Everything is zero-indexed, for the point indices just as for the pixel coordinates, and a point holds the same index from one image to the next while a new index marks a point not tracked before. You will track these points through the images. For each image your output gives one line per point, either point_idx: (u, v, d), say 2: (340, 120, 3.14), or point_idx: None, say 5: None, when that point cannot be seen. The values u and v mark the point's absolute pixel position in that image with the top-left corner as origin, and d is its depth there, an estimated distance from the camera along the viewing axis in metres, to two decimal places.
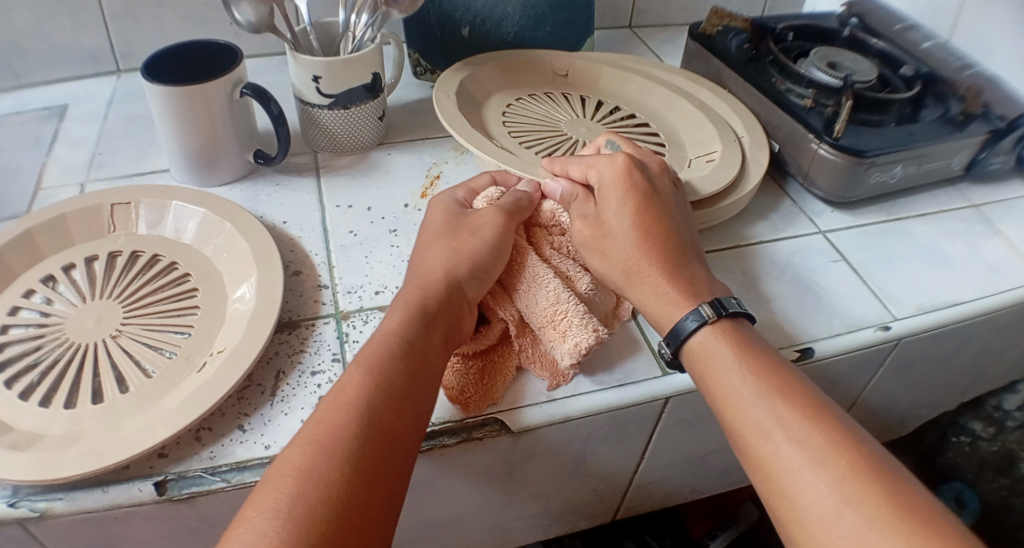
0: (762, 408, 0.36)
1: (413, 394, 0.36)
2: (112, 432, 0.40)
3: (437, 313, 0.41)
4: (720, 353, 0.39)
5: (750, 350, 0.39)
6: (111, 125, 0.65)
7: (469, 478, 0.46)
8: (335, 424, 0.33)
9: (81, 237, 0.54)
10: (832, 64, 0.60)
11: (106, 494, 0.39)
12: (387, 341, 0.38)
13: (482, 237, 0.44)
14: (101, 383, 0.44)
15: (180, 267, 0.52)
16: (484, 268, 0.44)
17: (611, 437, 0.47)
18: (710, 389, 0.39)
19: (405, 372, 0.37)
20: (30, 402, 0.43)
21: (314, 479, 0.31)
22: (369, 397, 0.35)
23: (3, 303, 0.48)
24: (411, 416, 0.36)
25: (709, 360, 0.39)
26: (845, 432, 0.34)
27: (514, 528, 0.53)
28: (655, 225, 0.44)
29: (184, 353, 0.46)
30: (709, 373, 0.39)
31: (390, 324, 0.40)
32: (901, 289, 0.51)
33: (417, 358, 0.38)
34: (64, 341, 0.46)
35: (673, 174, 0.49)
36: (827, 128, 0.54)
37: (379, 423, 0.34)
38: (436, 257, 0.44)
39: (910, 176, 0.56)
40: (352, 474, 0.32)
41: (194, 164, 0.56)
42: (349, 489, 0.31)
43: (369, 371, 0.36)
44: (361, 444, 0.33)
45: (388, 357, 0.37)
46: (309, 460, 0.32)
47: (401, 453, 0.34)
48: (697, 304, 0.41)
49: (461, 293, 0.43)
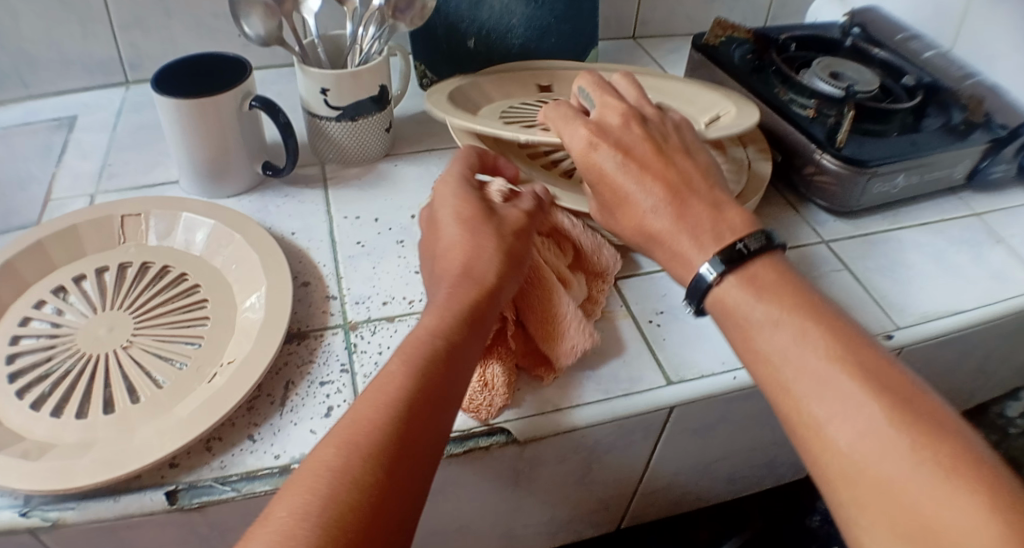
0: (785, 359, 0.34)
1: (447, 399, 0.35)
2: (122, 441, 0.41)
3: (477, 313, 0.39)
4: (743, 297, 0.37)
5: (778, 288, 0.36)
6: (120, 136, 0.66)
7: (477, 486, 0.46)
8: (370, 426, 0.32)
9: (91, 247, 0.54)
10: (835, 74, 0.60)
11: (117, 504, 0.40)
12: (427, 341, 0.37)
13: (513, 238, 0.44)
14: (112, 394, 0.45)
15: (189, 278, 0.52)
16: (516, 262, 0.43)
17: (618, 446, 0.47)
18: (738, 336, 0.37)
19: (441, 375, 0.35)
20: (42, 412, 0.44)
21: (346, 481, 0.29)
22: (406, 400, 0.33)
23: (14, 314, 0.49)
24: (442, 421, 0.34)
25: (734, 308, 0.37)
26: (877, 377, 0.32)
27: (521, 537, 0.53)
28: (668, 181, 0.42)
29: (194, 364, 0.46)
30: (736, 320, 0.37)
31: (427, 322, 0.38)
32: (904, 298, 0.51)
33: (453, 358, 0.36)
34: (75, 351, 0.47)
35: (649, 122, 0.45)
36: (829, 138, 0.54)
37: (412, 426, 0.32)
38: (452, 246, 0.43)
39: (913, 186, 0.56)
40: (384, 477, 0.30)
41: (203, 175, 0.56)
42: (381, 494, 0.30)
43: (412, 370, 0.35)
44: (395, 449, 0.31)
45: (426, 358, 0.36)
46: (340, 462, 0.30)
47: (430, 459, 0.33)
48: (702, 262, 0.39)
49: (498, 291, 0.41)
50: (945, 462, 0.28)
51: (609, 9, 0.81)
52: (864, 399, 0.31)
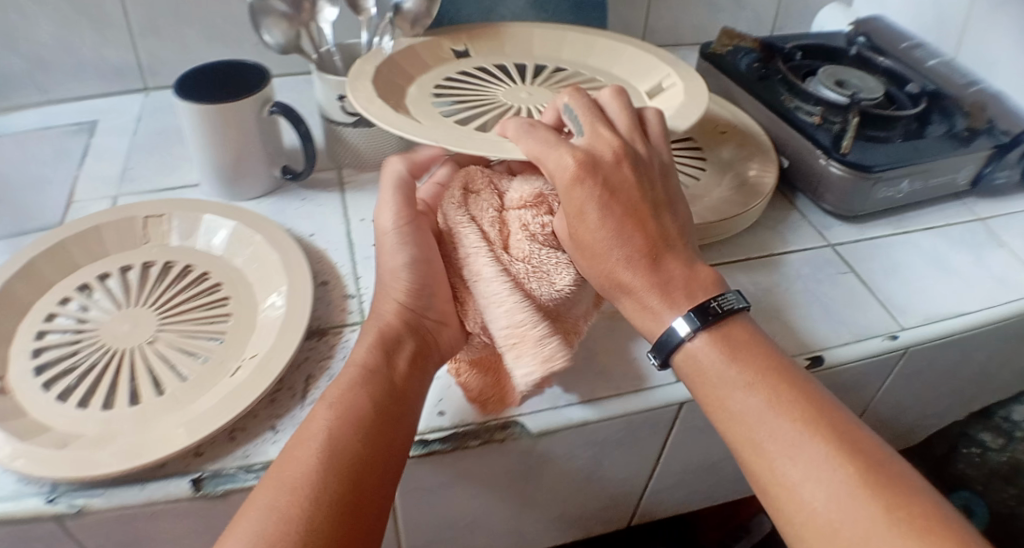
0: (757, 420, 0.35)
1: (380, 426, 0.38)
2: (144, 433, 0.43)
3: (398, 336, 0.42)
4: (710, 363, 0.38)
5: (747, 353, 0.38)
6: (138, 143, 0.66)
7: (489, 481, 0.47)
8: (299, 461, 0.35)
9: (115, 247, 0.56)
10: (840, 82, 0.61)
11: (143, 491, 0.42)
12: (349, 372, 0.40)
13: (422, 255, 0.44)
14: (137, 387, 0.47)
15: (211, 276, 0.54)
16: (427, 288, 0.43)
17: (626, 442, 0.48)
18: (707, 398, 0.38)
19: (370, 404, 0.38)
20: (68, 404, 0.46)
21: (281, 518, 0.33)
22: (338, 430, 0.36)
23: (41, 310, 0.51)
24: (381, 445, 0.37)
25: (701, 370, 0.38)
26: (845, 437, 0.34)
27: (531, 535, 0.54)
28: (636, 229, 0.41)
29: (217, 358, 0.48)
30: (704, 383, 0.38)
31: (353, 355, 0.41)
32: (907, 300, 0.53)
33: (383, 385, 0.39)
34: (101, 346, 0.49)
35: (639, 163, 0.42)
36: (835, 144, 0.55)
37: (344, 454, 0.35)
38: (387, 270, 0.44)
39: (916, 191, 0.58)
40: (322, 508, 0.33)
41: (222, 179, 0.58)
42: (322, 525, 0.33)
43: (334, 404, 0.38)
44: (327, 480, 0.34)
45: (354, 388, 0.39)
46: (275, 500, 0.33)
47: (374, 482, 0.36)
48: (674, 318, 0.39)
49: (419, 318, 0.43)
50: (917, 519, 0.31)
51: (618, 18, 0.83)
52: (835, 460, 0.33)
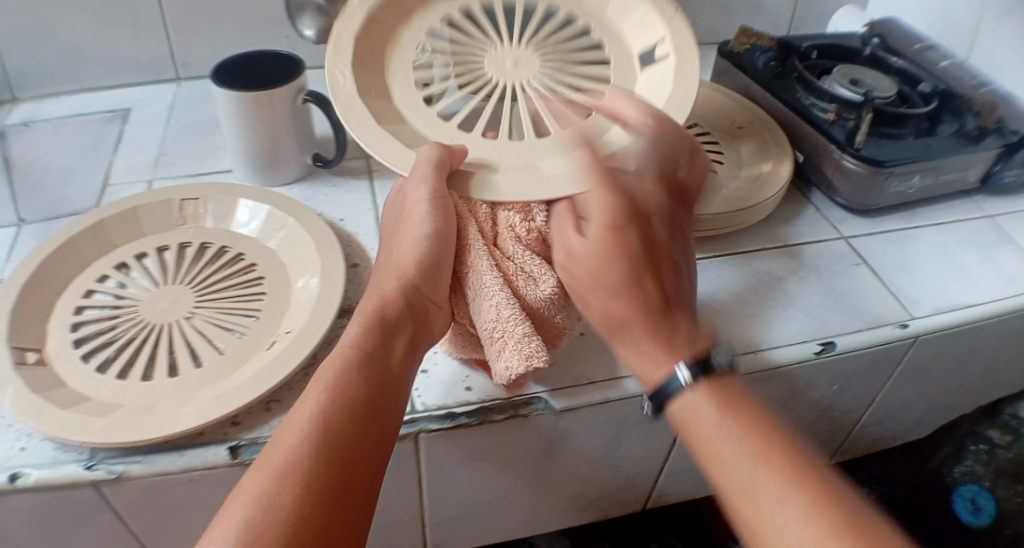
0: (744, 472, 0.33)
1: (372, 416, 0.37)
2: (182, 403, 0.45)
3: (395, 321, 0.42)
4: (701, 411, 0.35)
5: (738, 404, 0.35)
6: (172, 131, 0.68)
7: (512, 457, 0.49)
8: (291, 449, 0.34)
9: (150, 228, 0.57)
10: (855, 81, 0.62)
11: (182, 457, 0.45)
12: (346, 355, 0.39)
13: (423, 230, 0.44)
14: (175, 359, 0.48)
15: (246, 257, 0.55)
16: (435, 265, 0.44)
17: (645, 423, 0.50)
18: (695, 445, 0.36)
19: (365, 392, 0.38)
20: (108, 375, 0.48)
21: (269, 509, 0.32)
22: (333, 417, 0.36)
23: (79, 287, 0.53)
24: (372, 435, 0.36)
25: (691, 417, 0.36)
26: (835, 504, 0.31)
27: (549, 514, 0.56)
28: (659, 282, 0.40)
29: (252, 334, 0.49)
30: (693, 429, 0.36)
31: (349, 335, 0.41)
32: (917, 292, 0.54)
33: (379, 373, 0.39)
34: (138, 321, 0.51)
35: (674, 227, 0.43)
36: (849, 140, 0.57)
37: (337, 442, 0.35)
38: (403, 243, 0.45)
39: (927, 187, 0.59)
40: (311, 500, 0.32)
41: (256, 164, 0.60)
42: (309, 517, 0.32)
43: (327, 387, 0.37)
44: (321, 467, 0.34)
45: (350, 373, 0.38)
46: (266, 488, 0.33)
47: (363, 472, 0.35)
48: (677, 366, 0.37)
49: (421, 298, 0.43)
50: None
51: None
52: (824, 525, 0.31)
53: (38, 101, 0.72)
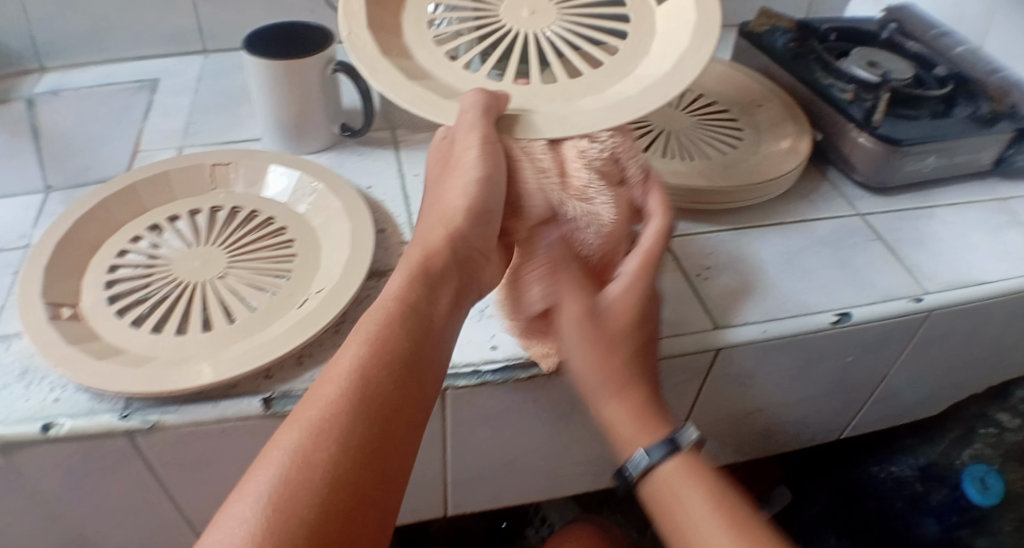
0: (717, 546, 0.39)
1: (411, 371, 0.37)
2: (216, 356, 0.46)
3: (438, 278, 0.42)
4: (676, 482, 0.42)
5: (712, 489, 0.41)
6: (201, 100, 0.69)
7: (534, 417, 0.50)
8: (330, 401, 0.35)
9: (182, 192, 0.59)
10: (872, 63, 0.64)
11: (216, 408, 0.46)
12: (387, 310, 0.39)
13: (468, 174, 0.43)
14: (209, 315, 0.50)
15: (276, 221, 0.56)
16: (486, 212, 0.44)
17: (665, 386, 0.51)
18: (673, 524, 0.41)
19: (406, 346, 0.38)
20: (143, 330, 0.49)
21: (307, 461, 0.32)
22: (373, 369, 0.36)
23: (113, 246, 0.54)
24: (411, 389, 0.37)
25: (671, 497, 0.41)
26: None
27: (568, 477, 0.57)
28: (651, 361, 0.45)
29: (283, 292, 0.51)
30: (673, 508, 0.41)
31: (391, 290, 0.41)
32: (930, 268, 0.55)
33: (419, 329, 0.39)
34: (171, 279, 0.52)
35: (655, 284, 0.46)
36: (867, 118, 0.58)
37: (376, 395, 0.35)
38: (450, 190, 0.45)
39: (941, 167, 0.60)
40: (347, 453, 0.33)
41: (285, 132, 0.61)
42: (346, 471, 0.33)
43: (366, 341, 0.37)
44: (361, 420, 0.34)
45: (391, 328, 0.38)
46: (303, 439, 0.33)
47: (401, 426, 0.36)
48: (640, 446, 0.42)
49: (466, 251, 0.43)
50: None
51: None
52: None
53: (66, 70, 0.73)
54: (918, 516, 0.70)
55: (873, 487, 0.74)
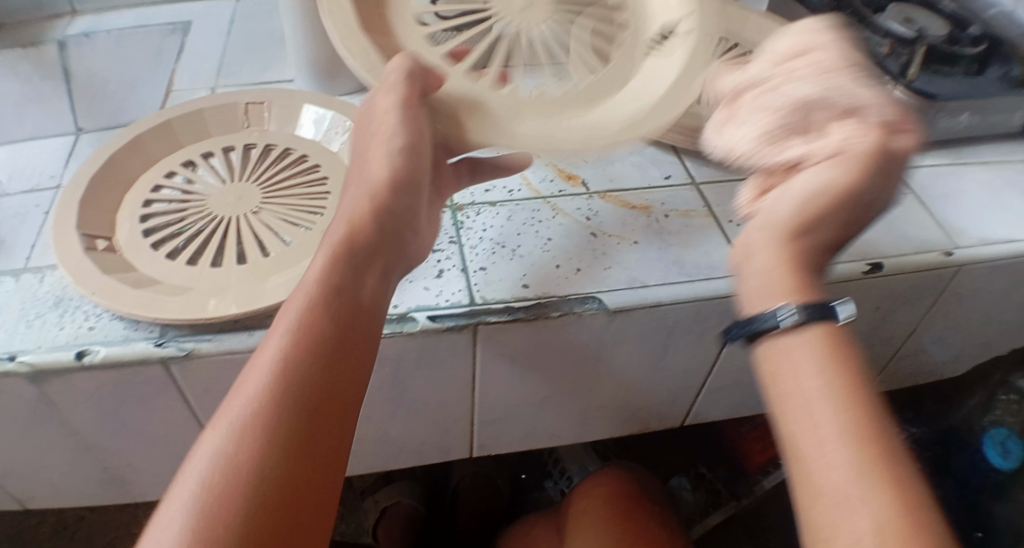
0: (817, 426, 0.33)
1: (342, 351, 0.35)
2: (250, 287, 0.47)
3: (363, 255, 0.39)
4: (799, 353, 0.35)
5: (843, 363, 0.34)
6: (234, 43, 0.69)
7: (564, 356, 0.51)
8: (255, 394, 0.32)
9: (217, 130, 0.59)
10: (908, 18, 0.63)
11: (251, 337, 0.46)
12: (310, 291, 0.36)
13: (393, 148, 0.42)
14: (244, 249, 0.50)
15: (309, 159, 0.57)
16: (410, 182, 0.43)
17: (695, 330, 0.51)
18: (779, 398, 0.35)
19: (333, 327, 0.35)
20: (179, 261, 0.49)
21: (237, 463, 0.30)
22: (298, 353, 0.33)
23: (148, 182, 0.55)
24: (343, 369, 0.34)
25: (785, 367, 0.36)
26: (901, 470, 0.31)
27: (594, 418, 0.59)
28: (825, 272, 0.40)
29: (318, 228, 0.51)
30: (782, 381, 0.35)
31: (313, 272, 0.38)
32: (962, 223, 0.55)
33: (347, 309, 0.37)
34: (206, 214, 0.52)
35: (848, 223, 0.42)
36: (902, 72, 0.58)
37: (307, 380, 0.33)
38: (373, 158, 0.43)
39: (975, 125, 0.60)
40: (281, 447, 0.30)
41: (319, 74, 0.61)
42: (283, 466, 0.30)
43: (289, 330, 0.34)
44: (291, 410, 0.32)
45: (316, 310, 0.36)
46: (232, 440, 0.30)
47: (337, 410, 0.33)
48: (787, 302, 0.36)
49: (388, 224, 0.41)
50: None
51: None
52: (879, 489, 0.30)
53: (98, 14, 0.73)
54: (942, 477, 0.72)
55: None
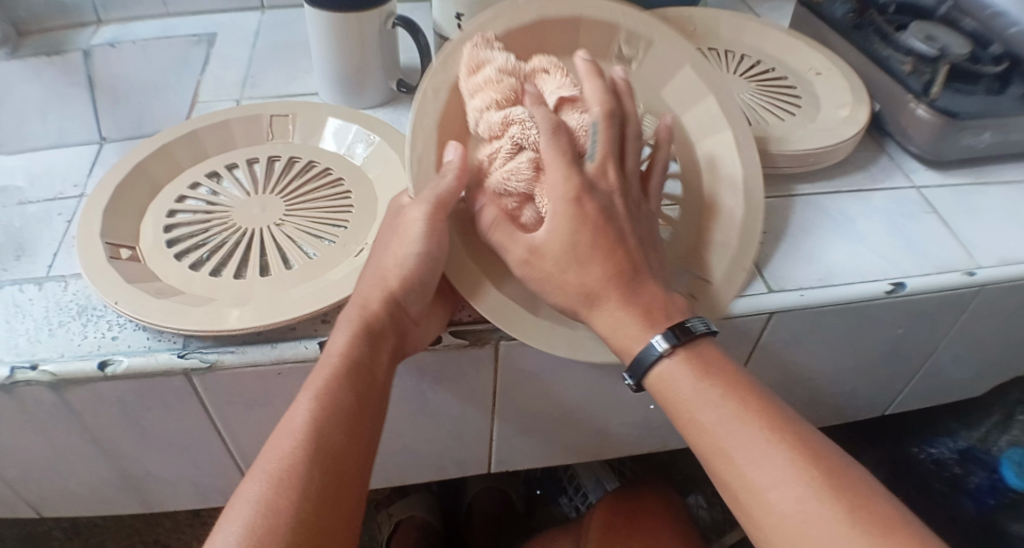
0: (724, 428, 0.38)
1: (361, 422, 0.39)
2: (272, 299, 0.47)
3: (384, 330, 0.41)
4: (675, 378, 0.40)
5: (708, 369, 0.40)
6: (259, 53, 0.69)
7: (586, 372, 0.51)
8: (288, 457, 0.36)
9: (242, 140, 0.59)
10: (931, 37, 0.62)
11: (274, 349, 0.46)
12: (335, 365, 0.40)
13: (410, 251, 0.42)
14: (266, 261, 0.50)
15: (333, 171, 0.57)
16: (423, 282, 0.42)
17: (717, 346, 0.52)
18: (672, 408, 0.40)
19: (355, 399, 0.39)
20: (202, 272, 0.49)
21: (271, 518, 0.34)
22: (324, 424, 0.38)
23: (171, 191, 0.55)
24: (360, 439, 0.39)
25: (668, 381, 0.40)
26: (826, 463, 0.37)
27: (614, 434, 0.59)
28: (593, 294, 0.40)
29: (341, 241, 0.51)
30: (668, 395, 0.40)
31: (336, 344, 0.41)
32: (984, 242, 0.54)
33: (366, 383, 0.40)
34: (231, 225, 0.53)
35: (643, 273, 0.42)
36: (925, 90, 0.58)
37: (330, 447, 0.37)
38: (394, 252, 0.42)
39: (998, 144, 0.59)
40: (308, 507, 0.35)
41: (343, 86, 0.61)
42: (311, 524, 0.35)
43: (318, 394, 0.39)
44: (317, 475, 0.36)
45: (340, 384, 0.39)
46: (267, 497, 0.35)
47: (353, 477, 0.38)
48: (655, 333, 0.40)
49: (404, 309, 0.42)
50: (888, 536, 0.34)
51: None
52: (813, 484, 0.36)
53: (123, 23, 0.73)
54: (958, 495, 0.72)
55: (912, 468, 0.76)
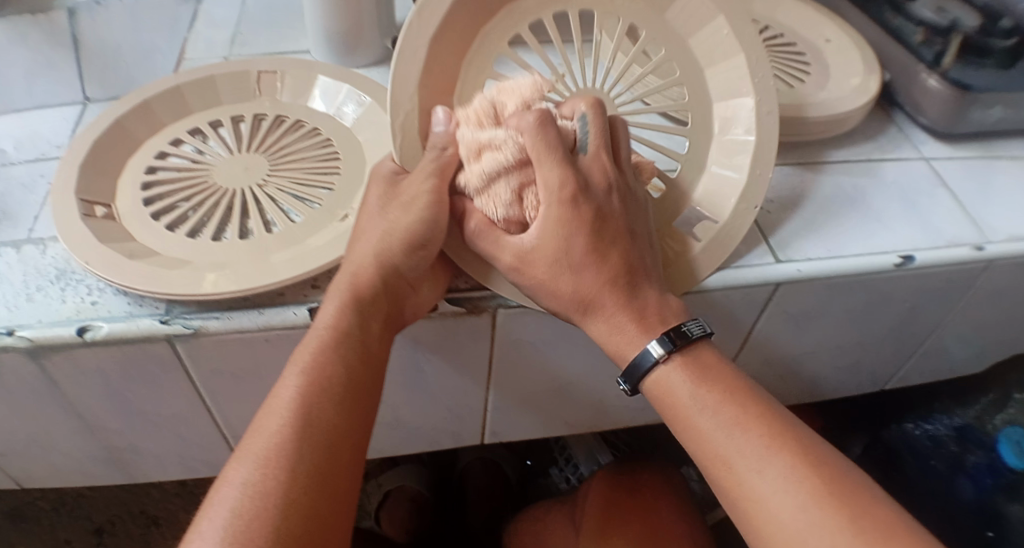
0: (730, 447, 0.36)
1: (354, 397, 0.37)
2: (255, 263, 0.44)
3: (374, 299, 0.39)
4: (673, 391, 0.38)
5: (708, 380, 0.38)
6: (250, 12, 0.67)
7: (586, 343, 0.49)
8: (274, 435, 0.35)
9: (227, 97, 0.57)
10: (942, 8, 0.61)
11: (262, 316, 0.44)
12: (323, 338, 0.38)
13: (407, 211, 0.40)
14: (247, 223, 0.48)
15: (322, 133, 0.55)
16: (422, 243, 0.41)
17: (721, 318, 0.50)
18: (673, 419, 0.38)
19: (346, 373, 0.37)
20: (180, 232, 0.47)
21: (261, 500, 0.33)
22: (313, 399, 0.36)
23: (152, 149, 0.53)
24: (355, 413, 0.37)
25: (667, 395, 0.38)
26: (843, 482, 0.35)
27: (611, 408, 0.58)
28: (586, 294, 0.39)
29: (326, 204, 0.49)
30: (670, 406, 0.38)
31: (325, 316, 0.39)
32: (994, 216, 0.53)
33: (359, 354, 0.38)
34: (213, 184, 0.50)
35: (639, 277, 0.40)
36: (937, 60, 0.57)
37: (321, 424, 0.35)
38: (393, 214, 0.41)
39: (1009, 118, 0.57)
40: (299, 488, 0.33)
41: (340, 47, 0.59)
42: (303, 504, 0.33)
43: (305, 370, 0.37)
44: (308, 453, 0.34)
45: (329, 357, 0.37)
46: (256, 478, 0.33)
47: (348, 454, 0.36)
48: (650, 339, 0.39)
49: (399, 275, 0.40)
50: None
51: None
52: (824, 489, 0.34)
53: None
54: (956, 477, 0.71)
55: (910, 447, 0.76)
